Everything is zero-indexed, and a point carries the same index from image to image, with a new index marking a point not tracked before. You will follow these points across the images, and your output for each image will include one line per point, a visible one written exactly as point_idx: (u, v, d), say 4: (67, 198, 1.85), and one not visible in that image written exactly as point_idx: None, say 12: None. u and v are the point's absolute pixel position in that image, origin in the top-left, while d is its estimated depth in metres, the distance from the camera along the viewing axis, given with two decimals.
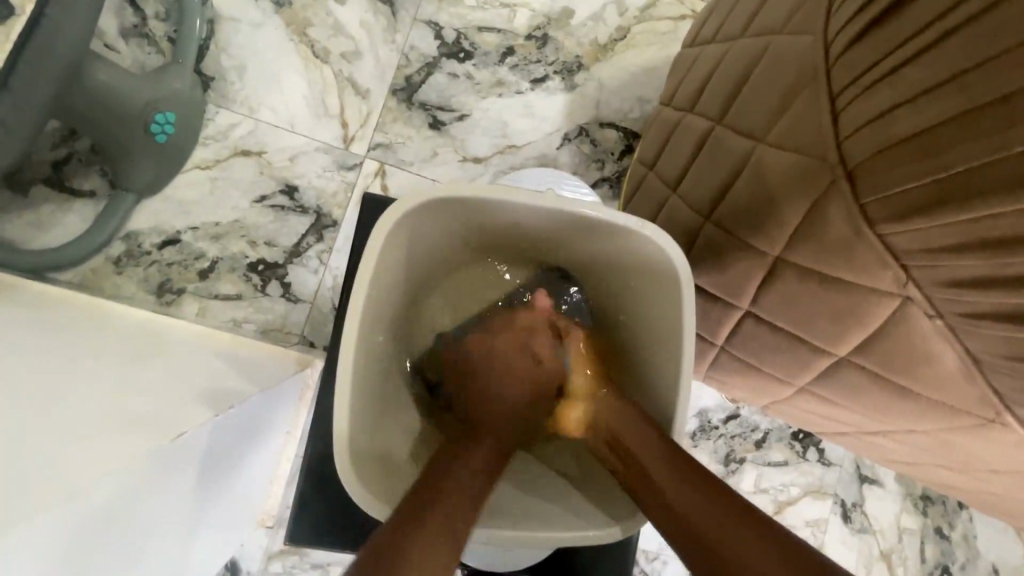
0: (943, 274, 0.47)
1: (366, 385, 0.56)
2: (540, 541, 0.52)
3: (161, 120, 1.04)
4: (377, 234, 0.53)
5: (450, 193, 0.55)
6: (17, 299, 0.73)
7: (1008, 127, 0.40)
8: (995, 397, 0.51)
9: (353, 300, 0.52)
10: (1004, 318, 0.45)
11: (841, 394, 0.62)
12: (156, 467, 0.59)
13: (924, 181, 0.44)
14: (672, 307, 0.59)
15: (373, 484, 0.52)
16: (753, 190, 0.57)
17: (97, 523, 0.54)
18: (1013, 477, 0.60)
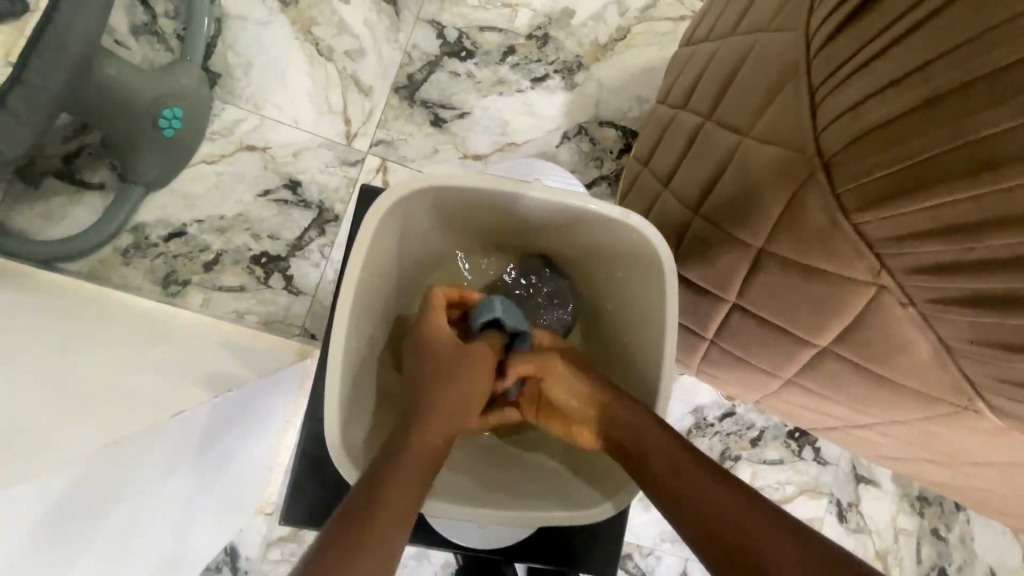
0: (914, 261, 0.48)
1: (357, 369, 0.58)
2: (513, 517, 0.56)
3: (169, 115, 1.07)
4: (369, 221, 0.55)
5: (441, 182, 0.57)
6: (26, 286, 0.76)
7: (968, 114, 0.41)
8: (968, 385, 0.52)
9: (345, 285, 0.54)
10: (973, 303, 0.46)
11: (825, 386, 0.63)
12: (152, 447, 0.61)
13: (893, 169, 0.46)
14: (657, 297, 0.60)
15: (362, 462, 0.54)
16: (737, 183, 0.58)
17: (96, 502, 0.55)
18: (994, 469, 0.61)
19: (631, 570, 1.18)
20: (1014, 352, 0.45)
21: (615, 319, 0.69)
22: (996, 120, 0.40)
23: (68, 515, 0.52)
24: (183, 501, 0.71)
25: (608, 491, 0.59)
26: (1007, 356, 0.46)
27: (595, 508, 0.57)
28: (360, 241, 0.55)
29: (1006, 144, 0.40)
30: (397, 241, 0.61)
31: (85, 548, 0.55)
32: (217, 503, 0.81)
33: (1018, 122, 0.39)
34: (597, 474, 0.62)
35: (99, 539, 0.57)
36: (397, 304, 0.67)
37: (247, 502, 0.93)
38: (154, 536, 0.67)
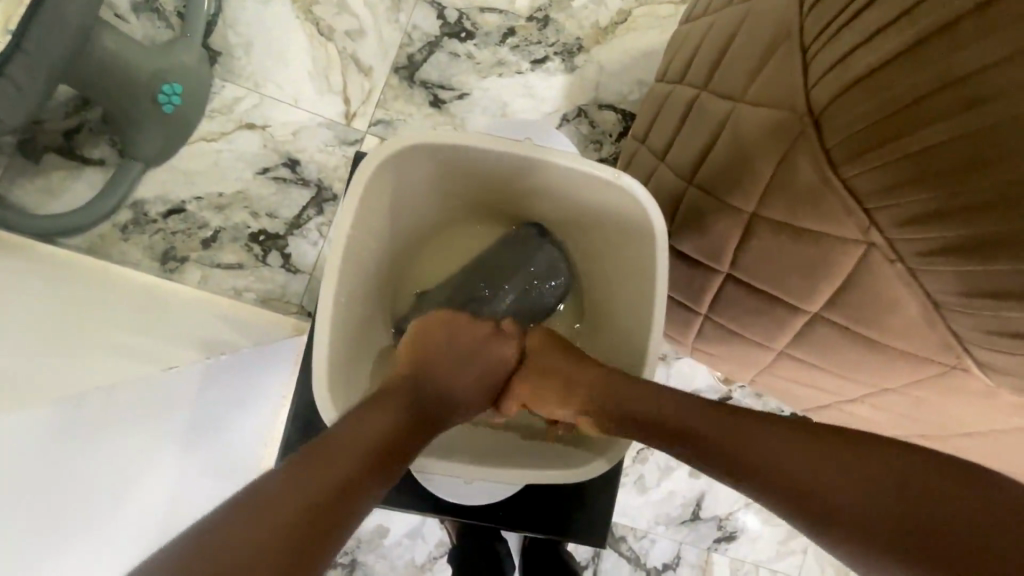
0: (901, 213, 0.47)
1: (348, 328, 0.58)
2: (493, 474, 0.56)
3: (168, 91, 1.07)
4: (359, 177, 0.55)
5: (432, 141, 0.57)
6: (23, 254, 0.76)
7: (952, 55, 0.42)
8: (955, 342, 0.52)
9: (334, 241, 0.54)
10: (960, 253, 0.46)
11: (817, 355, 0.63)
12: (123, 411, 0.60)
13: (880, 118, 0.46)
14: (648, 260, 0.60)
15: None
16: (729, 147, 0.58)
17: (77, 469, 0.54)
18: (986, 438, 0.61)
19: (625, 552, 1.19)
20: (1005, 301, 0.45)
21: (608, 288, 0.69)
22: (979, 59, 0.41)
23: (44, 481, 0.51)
24: (175, 470, 0.69)
25: (598, 451, 0.60)
26: (998, 305, 0.46)
27: (586, 466, 0.58)
28: (352, 197, 0.55)
29: (990, 82, 0.40)
30: (388, 202, 0.61)
31: (79, 521, 0.55)
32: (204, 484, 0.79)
33: (1000, 58, 0.40)
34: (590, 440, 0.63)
35: (93, 514, 0.57)
36: (390, 269, 0.68)
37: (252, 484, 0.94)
38: (163, 512, 0.67)
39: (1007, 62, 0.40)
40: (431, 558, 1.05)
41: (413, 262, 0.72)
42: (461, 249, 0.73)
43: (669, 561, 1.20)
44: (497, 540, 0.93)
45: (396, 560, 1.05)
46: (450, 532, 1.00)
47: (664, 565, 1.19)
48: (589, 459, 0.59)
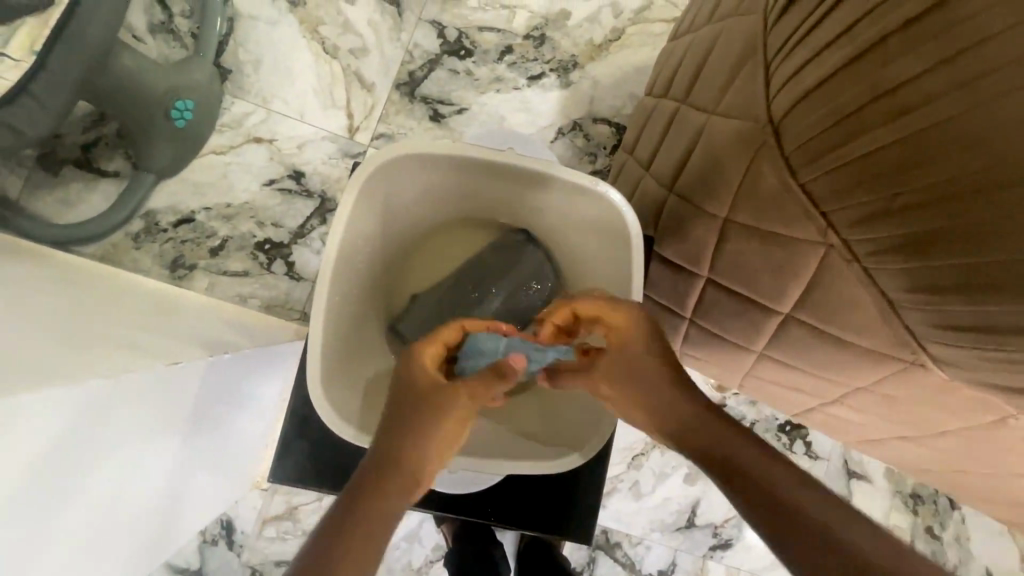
0: (852, 214, 0.50)
1: (338, 327, 0.60)
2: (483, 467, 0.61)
3: (181, 107, 1.12)
4: (353, 182, 0.57)
5: (422, 149, 0.60)
6: (43, 262, 0.81)
7: (884, 66, 0.45)
8: (912, 338, 0.53)
9: (329, 244, 0.57)
10: (904, 251, 0.48)
11: (791, 355, 0.66)
12: (126, 406, 0.62)
13: (828, 126, 0.49)
14: (624, 264, 0.63)
15: (342, 412, 0.57)
16: (704, 157, 0.62)
17: (82, 460, 0.57)
18: (954, 435, 0.63)
19: (619, 558, 1.20)
20: (944, 295, 0.47)
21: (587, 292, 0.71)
22: (907, 70, 0.44)
23: (57, 465, 0.53)
24: (174, 466, 0.73)
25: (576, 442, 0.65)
26: (940, 299, 0.47)
27: (561, 460, 0.63)
28: (345, 202, 0.58)
29: (917, 90, 0.44)
30: (380, 207, 0.64)
31: (79, 510, 0.57)
32: (203, 480, 0.82)
33: (926, 68, 0.43)
34: (570, 431, 0.68)
35: (89, 505, 0.59)
36: (383, 273, 0.70)
37: (235, 488, 0.98)
38: (147, 506, 0.70)
39: (930, 73, 0.43)
40: (428, 561, 1.07)
41: (403, 269, 0.73)
42: (447, 255, 0.74)
43: (664, 568, 1.20)
44: (492, 544, 0.93)
45: (394, 562, 1.07)
46: (445, 534, 1.02)
47: (659, 572, 1.20)
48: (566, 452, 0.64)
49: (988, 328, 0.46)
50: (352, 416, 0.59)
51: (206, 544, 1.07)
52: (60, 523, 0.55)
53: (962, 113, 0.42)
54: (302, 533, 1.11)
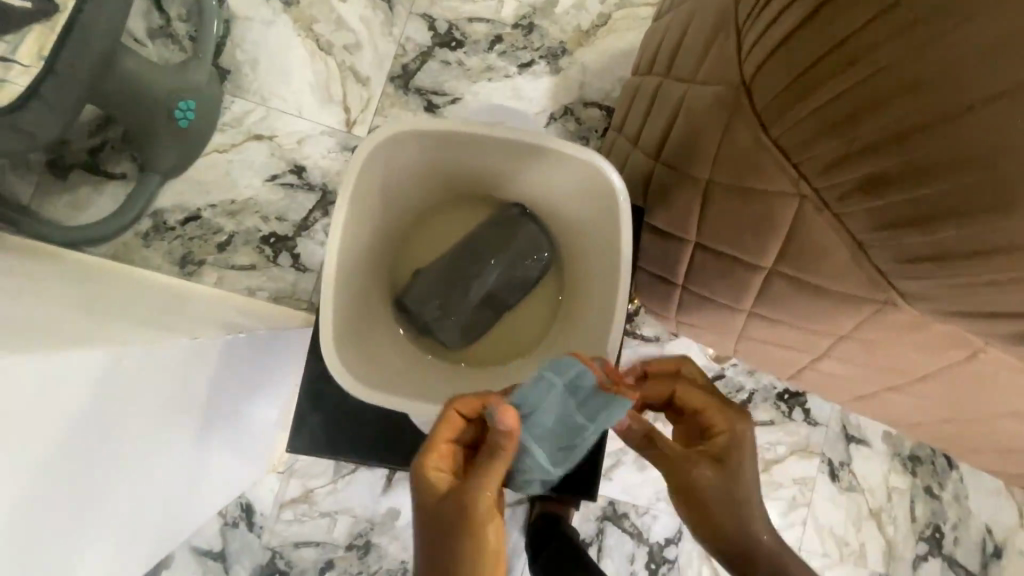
0: (818, 161, 0.53)
1: (345, 297, 0.62)
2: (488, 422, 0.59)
3: (183, 107, 1.15)
4: (354, 160, 0.59)
5: (415, 126, 0.62)
6: (69, 272, 0.87)
7: (836, 19, 0.48)
8: (880, 277, 0.56)
9: (333, 217, 0.58)
10: (867, 192, 0.51)
11: (776, 309, 0.69)
12: (160, 372, 0.64)
13: (792, 81, 0.52)
14: (611, 226, 0.65)
15: (352, 371, 0.59)
16: (687, 124, 0.66)
17: (125, 419, 0.59)
18: (932, 376, 0.66)
19: (627, 528, 1.23)
20: (903, 230, 0.50)
21: (579, 259, 0.73)
22: (854, 22, 0.47)
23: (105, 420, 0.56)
24: (191, 442, 0.75)
25: None
26: (900, 235, 0.50)
27: None
28: (347, 176, 0.59)
29: (866, 39, 0.46)
30: (381, 183, 0.65)
31: (119, 467, 0.59)
32: (217, 462, 0.85)
33: (872, 17, 0.46)
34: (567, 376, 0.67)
35: (126, 472, 0.61)
36: (386, 250, 0.73)
37: (243, 478, 1.00)
38: (170, 480, 0.72)
39: (873, 22, 0.46)
40: None
41: (406, 247, 0.77)
42: (446, 233, 0.78)
43: (670, 536, 1.24)
44: None
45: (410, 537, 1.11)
46: None
47: (665, 540, 1.24)
48: None
49: (944, 256, 0.49)
50: (362, 375, 0.60)
51: (227, 526, 1.12)
52: (103, 477, 0.57)
53: (898, 60, 0.45)
54: (319, 514, 1.15)
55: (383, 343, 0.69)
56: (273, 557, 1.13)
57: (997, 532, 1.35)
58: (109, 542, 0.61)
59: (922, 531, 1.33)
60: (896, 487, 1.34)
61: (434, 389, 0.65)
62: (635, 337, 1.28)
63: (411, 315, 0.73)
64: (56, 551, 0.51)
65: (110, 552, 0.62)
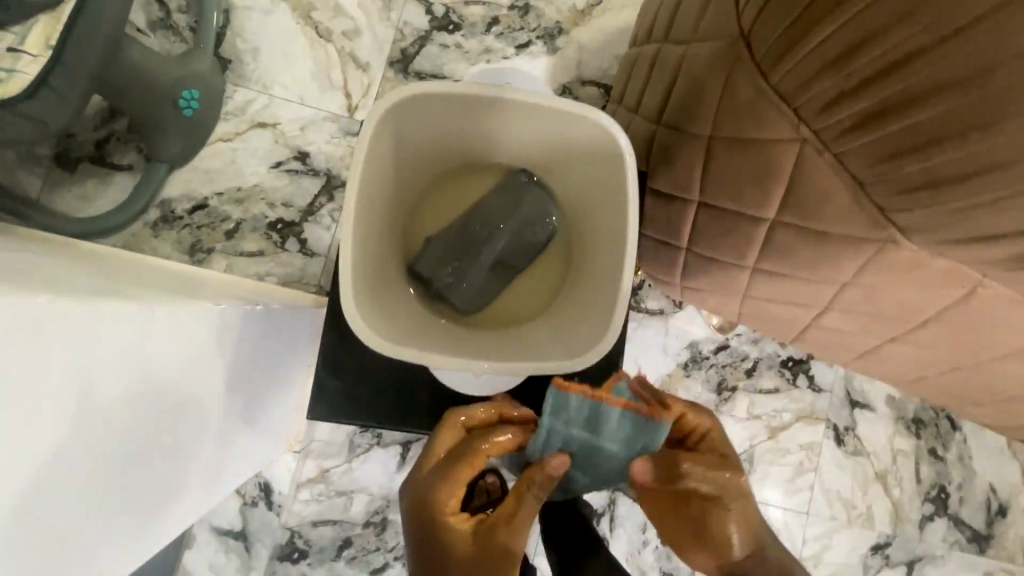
0: (817, 101, 0.55)
1: (365, 256, 0.63)
2: (508, 369, 0.60)
3: (188, 96, 1.17)
4: (367, 122, 0.61)
5: (423, 89, 0.63)
6: (82, 256, 0.88)
7: None
8: (880, 215, 0.59)
9: (349, 176, 0.60)
10: (866, 126, 0.53)
11: (780, 262, 0.71)
12: (192, 335, 0.67)
13: (788, 25, 0.55)
14: (618, 183, 0.67)
15: (373, 324, 0.60)
16: (687, 81, 0.68)
17: (158, 376, 0.60)
18: (933, 320, 0.68)
19: None
20: (903, 159, 0.53)
21: (586, 220, 0.75)
22: None
23: (140, 369, 0.57)
24: (217, 415, 0.76)
25: (584, 339, 0.65)
26: (898, 165, 0.53)
27: (594, 349, 0.63)
28: (362, 137, 0.60)
29: None
30: (392, 148, 0.67)
31: (152, 420, 0.60)
32: (238, 440, 0.86)
33: None
34: (580, 325, 0.68)
35: (163, 428, 0.62)
36: (398, 219, 0.75)
37: (258, 461, 1.00)
38: (199, 451, 0.73)
39: None
40: None
41: (415, 216, 0.78)
42: (455, 201, 0.79)
43: None
44: None
45: None
46: None
47: None
48: (586, 348, 0.63)
49: (943, 180, 0.52)
50: (383, 328, 0.61)
51: (247, 506, 1.14)
52: (138, 428, 0.57)
53: None
54: (335, 493, 1.16)
55: (400, 304, 0.70)
56: (292, 536, 1.15)
57: (1001, 491, 1.37)
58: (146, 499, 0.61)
59: (928, 492, 1.35)
60: (901, 450, 1.36)
61: (451, 343, 0.66)
62: (639, 311, 1.30)
63: (424, 282, 0.75)
64: (86, 493, 0.51)
65: (145, 511, 0.62)
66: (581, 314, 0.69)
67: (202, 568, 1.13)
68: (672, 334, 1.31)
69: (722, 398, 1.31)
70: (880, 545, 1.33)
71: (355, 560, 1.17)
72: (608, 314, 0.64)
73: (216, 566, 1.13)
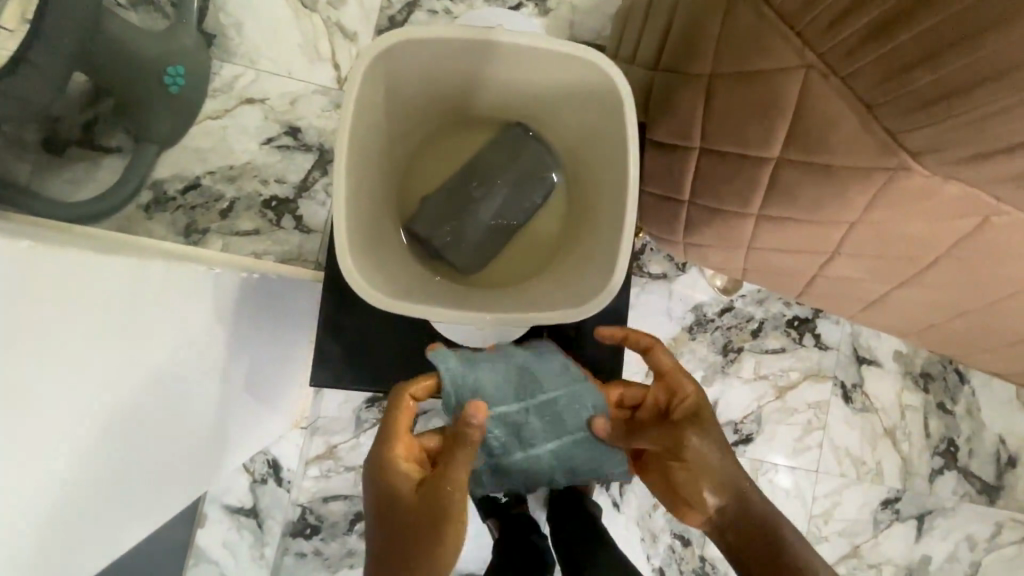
0: (822, 20, 0.55)
1: (361, 207, 0.62)
2: (511, 319, 0.59)
3: (173, 72, 1.14)
4: (358, 64, 0.59)
5: (416, 32, 0.61)
6: (72, 232, 0.86)
7: None
8: (890, 140, 0.57)
9: (341, 118, 0.58)
10: (871, 42, 0.53)
11: (787, 206, 0.70)
12: (177, 301, 0.65)
13: None
14: (617, 124, 0.65)
15: (368, 276, 0.58)
16: (687, 19, 0.68)
17: (141, 339, 0.59)
18: (945, 256, 0.67)
19: None
20: (915, 71, 0.52)
21: (586, 171, 0.73)
22: None
23: (126, 337, 0.57)
24: (212, 388, 0.75)
25: (588, 284, 0.63)
26: (907, 80, 0.52)
27: (594, 299, 0.61)
28: (354, 79, 0.59)
29: None
30: (385, 97, 0.65)
31: (144, 387, 0.61)
32: (239, 413, 0.86)
33: None
34: (585, 273, 0.66)
35: (148, 393, 0.61)
36: (394, 177, 0.73)
37: (268, 435, 1.01)
38: (193, 422, 0.73)
39: None
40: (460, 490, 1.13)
41: (411, 176, 0.77)
42: (452, 159, 0.77)
43: None
44: (532, 532, 0.98)
45: None
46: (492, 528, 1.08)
47: None
48: (591, 293, 0.62)
49: (954, 91, 0.51)
50: (378, 280, 0.60)
51: (256, 484, 1.14)
52: (127, 395, 0.58)
53: None
54: (344, 468, 1.16)
55: (399, 261, 0.68)
56: (303, 513, 1.15)
57: (1012, 442, 1.37)
58: (129, 466, 0.61)
59: (938, 446, 1.35)
60: (910, 405, 1.35)
61: (453, 297, 0.65)
62: (642, 276, 1.29)
63: (423, 242, 0.73)
64: (76, 457, 0.53)
65: (139, 473, 0.63)
66: (583, 264, 0.67)
67: (214, 547, 1.12)
68: (676, 298, 1.29)
69: (728, 359, 1.30)
70: (890, 500, 1.33)
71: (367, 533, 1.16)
72: (611, 259, 0.62)
73: (229, 544, 1.13)
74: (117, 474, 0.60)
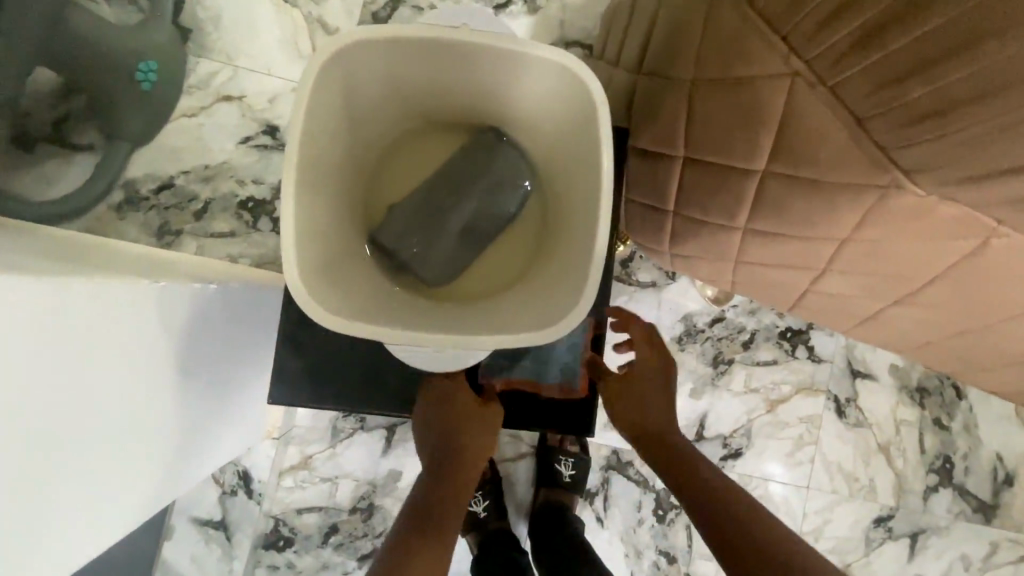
0: (809, 24, 0.51)
1: (315, 216, 0.58)
2: (474, 341, 0.55)
3: (146, 69, 1.08)
4: (315, 64, 0.55)
5: (377, 31, 0.57)
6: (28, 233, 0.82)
7: None
8: (880, 153, 0.54)
9: (294, 123, 0.54)
10: (861, 48, 0.49)
11: (777, 219, 0.65)
12: (137, 311, 0.62)
13: None
14: (589, 132, 0.61)
15: (318, 292, 0.54)
16: (670, 20, 0.64)
17: (104, 352, 0.56)
18: (940, 275, 0.63)
19: (635, 475, 1.17)
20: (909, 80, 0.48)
21: (560, 180, 0.69)
22: None
23: (93, 350, 0.54)
24: (178, 396, 0.72)
25: (560, 300, 0.60)
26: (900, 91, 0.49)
27: (563, 319, 0.57)
28: (308, 80, 0.55)
29: None
30: (344, 99, 0.61)
31: (114, 396, 0.59)
32: (209, 420, 0.83)
33: None
34: (557, 289, 0.62)
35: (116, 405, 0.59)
36: (358, 183, 0.69)
37: (239, 442, 0.98)
38: (163, 432, 0.70)
39: None
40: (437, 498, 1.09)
41: (379, 182, 0.73)
42: (422, 164, 0.73)
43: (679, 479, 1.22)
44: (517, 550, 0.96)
45: None
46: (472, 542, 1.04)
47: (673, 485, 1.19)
48: (563, 309, 0.58)
49: (949, 105, 0.47)
50: (331, 296, 0.56)
51: (227, 495, 1.10)
52: (94, 409, 0.56)
53: None
54: (319, 479, 1.13)
55: (358, 273, 0.64)
56: (276, 525, 1.12)
57: (1009, 460, 1.32)
58: (104, 477, 0.59)
59: (933, 463, 1.31)
60: (904, 420, 1.31)
61: (415, 313, 0.62)
62: (630, 284, 1.24)
63: (388, 252, 0.69)
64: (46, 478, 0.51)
65: (113, 487, 0.61)
66: (556, 279, 0.63)
67: (183, 560, 1.09)
68: (665, 307, 1.25)
69: (718, 371, 1.26)
70: (882, 518, 1.29)
71: (342, 546, 1.12)
72: (583, 277, 0.58)
73: (198, 557, 1.09)
74: (97, 485, 0.58)
